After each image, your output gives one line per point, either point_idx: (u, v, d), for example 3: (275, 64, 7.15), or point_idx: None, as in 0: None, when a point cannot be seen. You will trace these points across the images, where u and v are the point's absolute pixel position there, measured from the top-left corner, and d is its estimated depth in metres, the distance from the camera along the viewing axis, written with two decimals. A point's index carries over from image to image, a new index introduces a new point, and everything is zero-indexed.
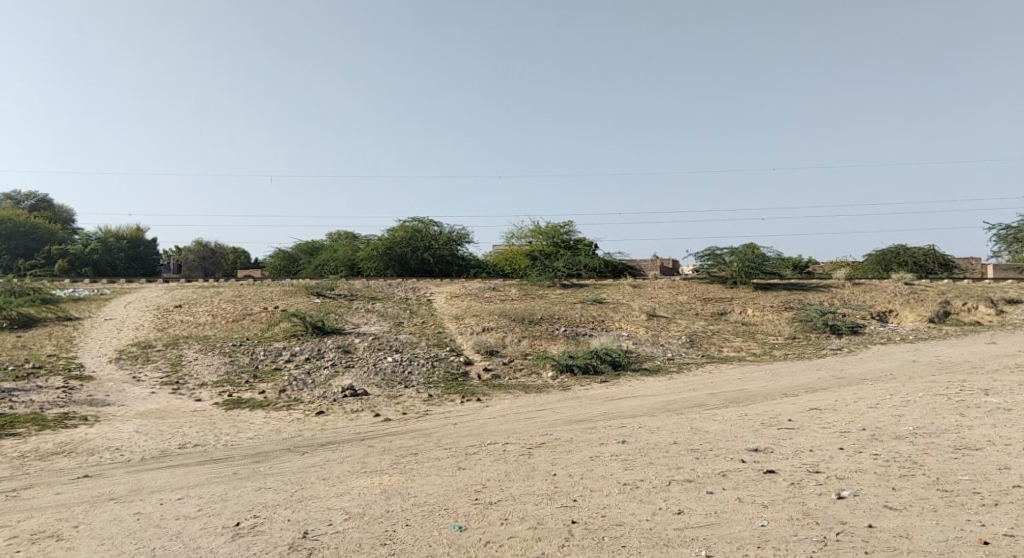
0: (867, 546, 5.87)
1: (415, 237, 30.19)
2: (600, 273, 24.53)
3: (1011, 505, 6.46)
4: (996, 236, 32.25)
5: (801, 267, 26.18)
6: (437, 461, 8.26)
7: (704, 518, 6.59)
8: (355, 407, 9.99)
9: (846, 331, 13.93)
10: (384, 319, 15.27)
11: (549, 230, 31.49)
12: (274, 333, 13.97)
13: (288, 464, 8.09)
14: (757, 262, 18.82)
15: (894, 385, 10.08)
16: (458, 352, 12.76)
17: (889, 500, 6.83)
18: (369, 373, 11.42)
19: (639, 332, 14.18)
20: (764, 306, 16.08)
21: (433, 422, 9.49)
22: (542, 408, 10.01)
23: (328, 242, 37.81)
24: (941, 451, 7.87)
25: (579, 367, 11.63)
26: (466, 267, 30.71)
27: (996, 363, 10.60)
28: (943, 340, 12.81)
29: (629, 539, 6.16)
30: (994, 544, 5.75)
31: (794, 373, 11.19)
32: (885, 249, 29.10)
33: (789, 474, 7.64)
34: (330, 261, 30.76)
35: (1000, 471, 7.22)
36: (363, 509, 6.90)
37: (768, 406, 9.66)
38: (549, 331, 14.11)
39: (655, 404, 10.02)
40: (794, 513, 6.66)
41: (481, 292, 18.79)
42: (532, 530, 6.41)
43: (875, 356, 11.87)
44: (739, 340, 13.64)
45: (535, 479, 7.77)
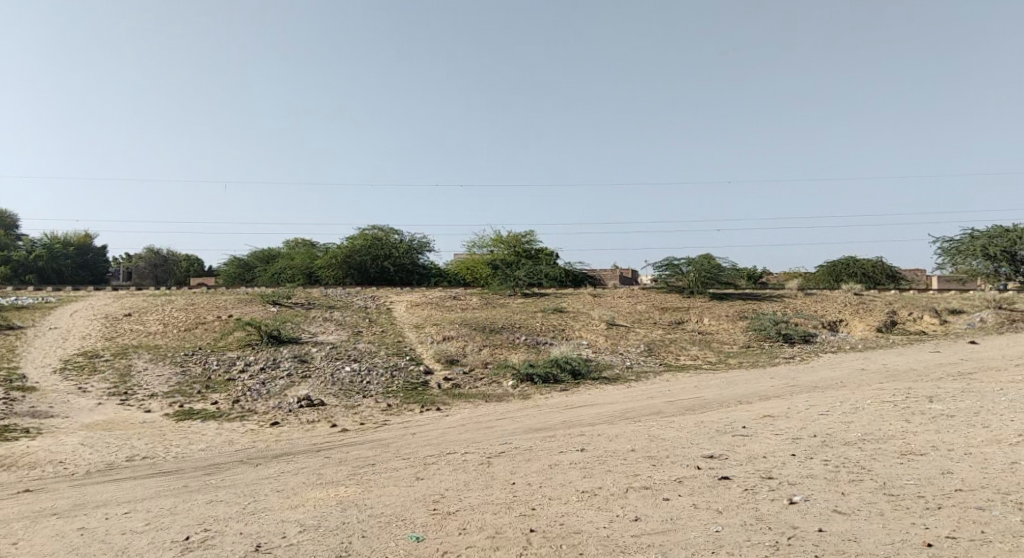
0: (818, 550, 6.00)
1: (375, 245, 30.07)
2: (562, 282, 24.75)
3: (953, 508, 6.69)
4: (940, 250, 33.49)
5: (755, 278, 26.82)
6: (395, 471, 8.18)
7: (661, 525, 6.67)
8: (311, 418, 9.82)
9: (799, 339, 14.27)
10: (343, 328, 15.07)
11: (511, 240, 31.67)
12: (228, 342, 13.67)
13: (242, 476, 7.91)
14: (713, 272, 19.14)
15: (843, 392, 10.34)
16: (418, 362, 12.67)
17: (838, 505, 7.00)
18: (326, 382, 11.26)
19: (599, 341, 14.28)
20: (721, 316, 16.38)
21: (392, 432, 9.39)
22: (502, 417, 9.99)
23: (286, 249, 37.32)
24: (888, 457, 8.10)
25: (540, 376, 11.64)
26: (427, 276, 30.68)
27: (939, 371, 10.97)
28: (889, 348, 13.23)
29: (587, 547, 6.19)
30: (938, 546, 5.95)
31: (748, 381, 11.40)
32: (837, 261, 29.98)
33: (743, 480, 7.78)
34: (286, 269, 30.39)
35: (944, 475, 7.48)
36: (320, 521, 6.79)
37: (723, 414, 9.81)
38: (510, 339, 14.12)
39: (614, 412, 10.09)
40: (747, 518, 6.78)
41: (442, 300, 18.70)
42: (490, 540, 6.39)
43: (826, 364, 12.17)
44: (696, 349, 13.86)
45: (495, 489, 7.75)
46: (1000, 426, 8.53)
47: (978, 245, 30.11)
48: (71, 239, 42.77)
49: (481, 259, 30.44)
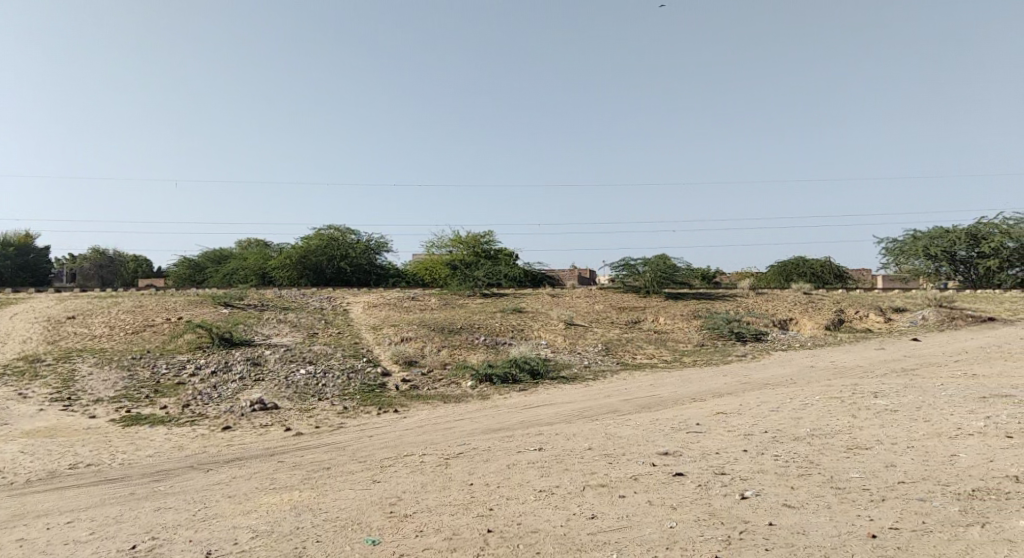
0: (768, 543, 6.15)
1: (331, 246, 29.79)
2: (521, 282, 24.84)
3: (896, 500, 6.92)
4: (884, 250, 34.73)
5: (709, 279, 27.40)
6: (351, 474, 8.09)
7: (617, 522, 6.74)
8: (264, 422, 9.64)
9: (750, 338, 14.60)
10: (297, 330, 14.83)
11: (470, 240, 31.49)
12: (178, 345, 13.33)
13: (191, 482, 7.72)
14: (669, 272, 19.46)
15: (794, 389, 10.60)
16: (376, 363, 12.54)
17: (788, 499, 7.17)
18: (280, 385, 11.06)
19: (557, 340, 14.37)
20: (676, 315, 16.64)
21: (348, 435, 9.26)
22: (460, 417, 9.95)
23: (239, 249, 36.55)
24: (835, 451, 8.34)
25: (498, 376, 11.65)
26: (385, 276, 30.44)
27: (884, 367, 11.35)
28: (837, 346, 13.62)
29: (544, 546, 6.22)
30: (881, 537, 6.15)
31: (702, 378, 11.60)
32: (787, 261, 30.80)
33: (697, 476, 7.92)
34: (239, 270, 29.83)
35: (888, 468, 7.74)
36: (272, 526, 6.68)
37: (677, 411, 9.95)
38: (469, 340, 14.10)
39: (572, 411, 10.13)
40: (700, 513, 6.90)
41: (399, 301, 18.55)
42: (446, 541, 6.37)
43: (777, 361, 12.47)
44: (651, 347, 14.05)
45: (452, 490, 7.72)
46: (940, 420, 8.86)
47: (920, 246, 31.32)
48: (10, 240, 41.01)
49: (439, 260, 30.24)
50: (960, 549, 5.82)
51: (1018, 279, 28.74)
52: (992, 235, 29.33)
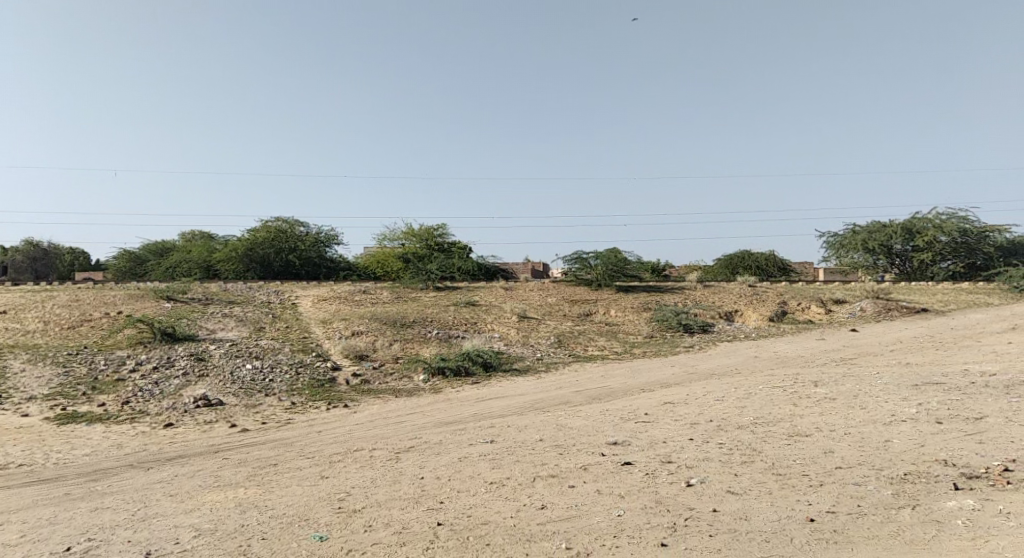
0: (712, 529, 6.30)
1: (278, 238, 29.30)
2: (475, 275, 24.84)
3: (834, 485, 7.18)
4: (826, 244, 35.97)
5: (659, 272, 27.94)
6: (299, 470, 7.97)
7: (566, 511, 6.82)
8: (209, 418, 9.43)
9: (698, 329, 14.90)
10: (243, 325, 14.51)
11: (423, 233, 31.38)
12: (117, 341, 12.90)
13: (131, 481, 7.50)
14: (620, 265, 19.72)
15: (739, 379, 10.87)
16: (326, 358, 12.38)
17: (731, 486, 7.36)
18: (225, 381, 10.82)
19: (511, 333, 14.41)
20: (627, 307, 16.89)
21: (296, 430, 9.11)
22: (412, 411, 9.89)
23: (181, 241, 35.49)
24: (777, 439, 8.59)
25: (451, 369, 11.62)
26: (335, 269, 30.08)
27: (824, 357, 11.74)
28: (780, 336, 14.04)
29: (494, 537, 6.25)
30: (819, 520, 6.37)
31: (651, 369, 11.78)
32: (732, 255, 31.57)
33: (645, 465, 8.07)
34: (181, 263, 29.04)
35: (826, 454, 8.02)
36: (216, 524, 6.55)
37: (627, 401, 10.10)
38: (421, 333, 14.04)
39: (524, 403, 10.18)
40: (648, 501, 7.03)
41: (350, 295, 18.33)
42: (396, 535, 6.34)
43: (723, 352, 12.78)
44: (602, 339, 14.22)
45: (402, 484, 7.69)
46: (875, 408, 9.22)
47: (859, 240, 32.47)
48: None
49: (391, 253, 30.08)
50: (891, 530, 6.07)
51: (949, 271, 30.04)
52: (925, 228, 30.54)
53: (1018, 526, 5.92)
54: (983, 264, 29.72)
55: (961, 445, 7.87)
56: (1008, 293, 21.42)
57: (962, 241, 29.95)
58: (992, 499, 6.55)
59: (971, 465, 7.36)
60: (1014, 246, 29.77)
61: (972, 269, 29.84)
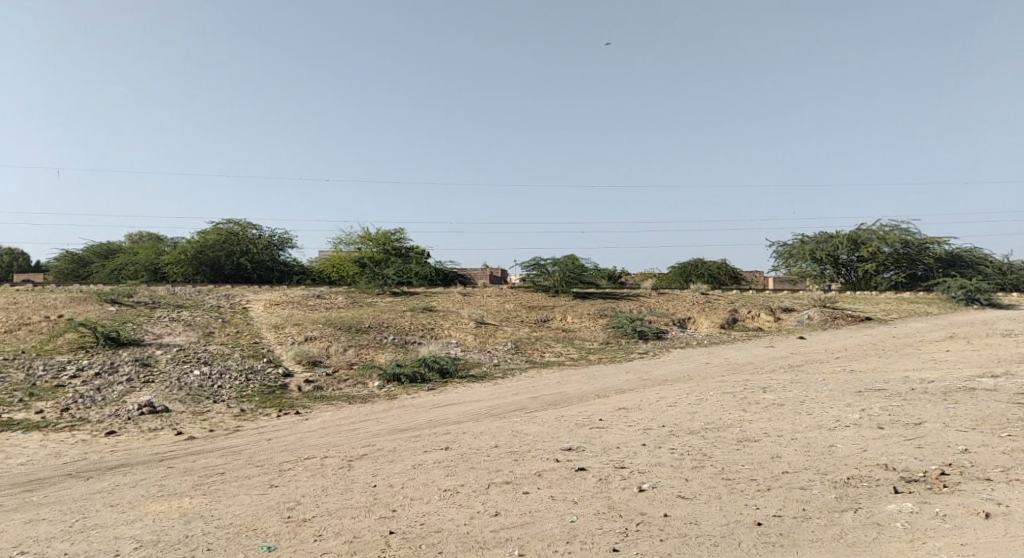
0: (662, 534, 6.39)
1: (230, 241, 28.79)
2: (432, 280, 24.79)
3: (780, 489, 7.36)
4: (776, 253, 36.94)
5: (614, 279, 28.33)
6: (247, 479, 7.81)
7: (520, 518, 6.83)
8: (154, 425, 9.17)
9: (652, 336, 15.13)
10: (191, 329, 14.15)
11: (380, 237, 30.97)
12: (57, 345, 12.43)
13: (69, 491, 7.23)
14: (577, 272, 19.90)
15: (691, 385, 11.06)
16: (277, 364, 12.17)
17: (682, 490, 7.48)
18: (172, 387, 10.53)
19: (468, 339, 14.40)
20: (583, 314, 17.04)
21: (245, 438, 8.91)
22: (366, 418, 9.78)
23: (127, 242, 34.51)
24: (727, 444, 8.76)
25: (407, 375, 11.55)
26: (289, 273, 29.73)
27: (772, 363, 12.05)
28: (731, 343, 14.36)
29: (446, 545, 6.23)
30: (766, 524, 6.52)
31: (605, 376, 11.90)
32: (686, 263, 32.15)
33: (598, 471, 8.14)
34: (128, 265, 28.39)
35: (773, 459, 8.22)
36: (159, 535, 6.37)
37: (582, 407, 10.17)
38: (377, 339, 13.93)
39: (480, 409, 10.16)
40: (601, 507, 7.09)
41: (303, 300, 18.04)
42: (346, 545, 6.26)
43: (675, 358, 12.98)
44: (559, 346, 14.31)
45: (354, 493, 7.60)
46: (821, 413, 9.50)
47: (807, 250, 33.47)
48: None
49: (347, 257, 29.66)
50: (835, 533, 6.25)
51: (891, 281, 31.18)
52: (870, 240, 31.46)
53: (953, 528, 6.16)
54: (924, 275, 30.68)
55: (901, 450, 8.16)
56: (946, 303, 22.35)
57: (904, 252, 30.93)
58: (929, 502, 6.80)
59: (910, 469, 7.63)
60: (952, 258, 30.76)
61: (914, 279, 30.80)
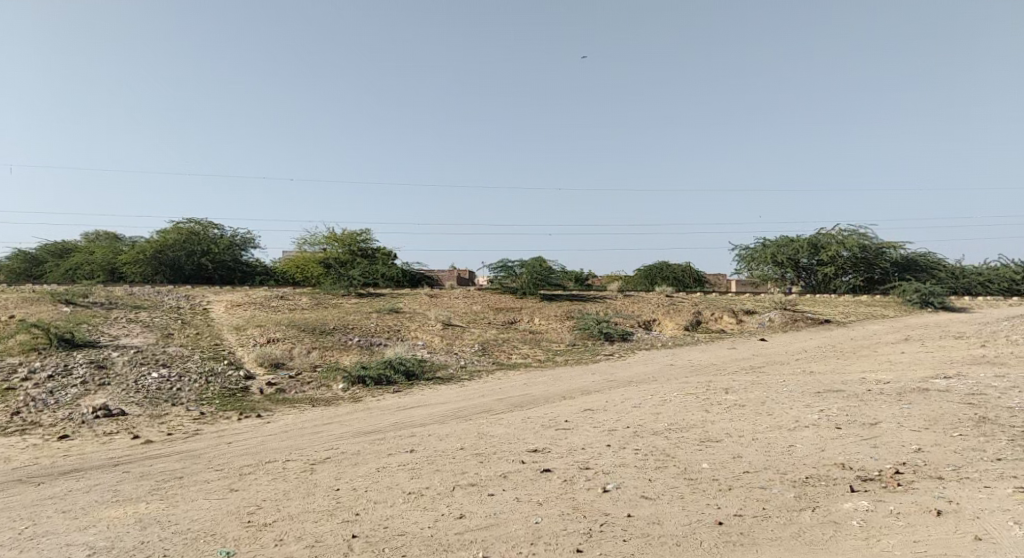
0: (624, 534, 6.45)
1: (191, 240, 28.25)
2: (398, 281, 24.67)
3: (741, 489, 7.49)
4: (739, 256, 37.58)
5: (581, 281, 28.52)
6: (205, 483, 7.66)
7: (484, 520, 6.83)
8: (109, 429, 8.95)
9: (618, 337, 15.26)
10: (149, 331, 13.84)
11: (346, 238, 30.62)
12: (7, 347, 12.02)
13: (18, 497, 7.01)
14: (545, 274, 20.00)
15: (655, 386, 11.19)
16: (238, 366, 11.98)
17: (645, 491, 7.56)
18: (128, 390, 10.28)
19: (435, 341, 14.36)
20: (550, 316, 17.12)
21: (204, 442, 8.75)
22: (329, 421, 9.68)
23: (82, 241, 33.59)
24: (689, 444, 8.88)
25: (372, 377, 11.47)
26: (251, 274, 29.30)
27: (734, 365, 12.26)
28: (694, 345, 14.57)
29: (410, 548, 6.20)
30: (727, 524, 6.63)
31: (570, 377, 11.97)
32: (652, 266, 32.53)
33: (563, 472, 8.19)
34: (83, 264, 27.68)
35: (735, 459, 8.36)
36: (113, 542, 6.22)
37: (548, 409, 10.21)
38: (342, 341, 13.81)
39: (445, 411, 10.14)
40: (565, 508, 7.13)
41: (266, 301, 17.79)
42: (308, 549, 6.19)
43: (640, 360, 13.12)
44: (526, 347, 14.36)
45: (316, 496, 7.51)
46: (781, 414, 9.69)
47: (769, 253, 34.15)
48: None
49: (311, 258, 29.35)
50: (793, 532, 6.38)
51: (849, 284, 31.97)
52: (829, 244, 32.19)
53: (907, 525, 6.34)
54: (880, 278, 31.54)
55: (858, 449, 8.37)
56: (901, 306, 23.00)
57: (862, 256, 31.72)
58: (884, 500, 6.99)
59: (867, 468, 7.84)
60: (907, 262, 31.66)
61: (871, 283, 31.64)
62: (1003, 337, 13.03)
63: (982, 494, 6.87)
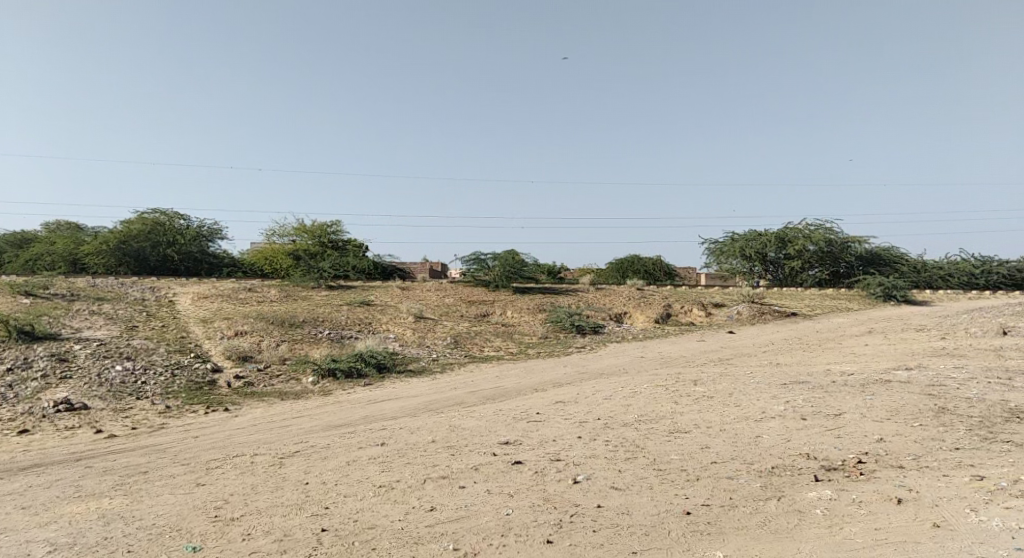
0: (594, 525, 6.52)
1: (156, 231, 27.72)
2: (370, 274, 24.52)
3: (709, 479, 7.61)
4: (709, 250, 38.06)
5: (554, 274, 28.64)
6: (171, 478, 7.55)
7: (455, 512, 6.85)
8: (71, 424, 8.76)
9: (589, 330, 15.36)
10: (113, 324, 13.55)
11: (316, 229, 30.13)
12: None
13: None
14: (517, 267, 20.05)
15: (626, 378, 11.30)
16: (205, 359, 11.80)
17: (615, 481, 7.65)
18: (91, 384, 10.07)
19: (407, 334, 14.31)
20: (523, 308, 17.18)
21: (170, 436, 8.61)
22: (299, 414, 9.60)
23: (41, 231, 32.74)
24: (659, 436, 8.99)
25: (343, 371, 11.40)
26: (219, 265, 28.87)
27: (702, 357, 12.44)
28: (664, 338, 14.75)
29: (380, 541, 6.19)
30: (694, 513, 6.73)
31: (542, 370, 12.03)
32: (623, 259, 32.77)
33: (534, 464, 8.24)
34: (43, 255, 27.02)
35: (703, 450, 8.49)
36: (75, 538, 6.10)
37: (519, 401, 10.25)
38: (312, 334, 13.69)
39: (417, 404, 10.12)
40: (536, 499, 7.18)
41: (235, 293, 17.52)
42: (276, 543, 6.15)
43: (611, 352, 13.24)
44: (498, 340, 14.39)
45: (285, 490, 7.46)
46: (748, 405, 9.86)
47: (738, 247, 34.62)
48: None
49: (280, 250, 28.91)
50: (758, 521, 6.51)
51: (815, 278, 32.59)
52: (797, 238, 32.75)
53: (867, 513, 6.51)
54: (846, 272, 32.22)
55: (822, 440, 8.56)
56: (865, 299, 23.54)
57: (828, 250, 32.32)
58: (847, 489, 7.16)
59: (830, 457, 8.02)
60: (872, 256, 32.34)
61: (836, 277, 32.27)
62: (962, 330, 13.41)
63: (940, 482, 7.08)
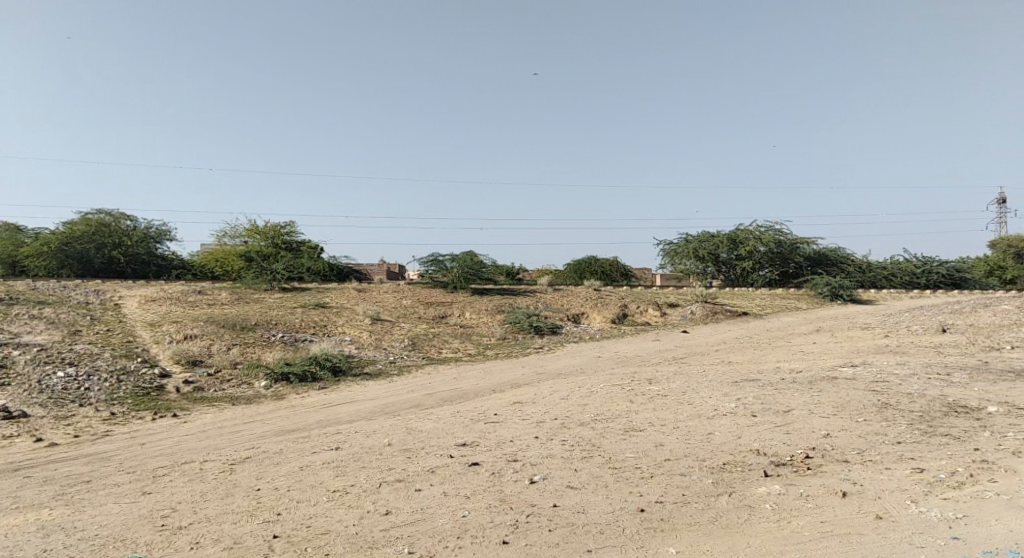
0: (550, 524, 6.58)
1: (101, 232, 26.89)
2: (326, 275, 24.23)
3: (663, 476, 7.75)
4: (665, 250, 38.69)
5: (512, 275, 28.71)
6: (116, 487, 7.34)
7: (411, 516, 6.83)
8: (9, 432, 8.43)
9: (548, 330, 15.46)
10: (55, 328, 13.07)
11: (269, 230, 29.67)
12: None
13: None
14: (477, 268, 20.08)
15: (583, 378, 11.42)
16: (152, 364, 11.49)
17: (571, 480, 7.73)
18: (31, 391, 9.71)
19: (363, 336, 14.20)
20: (481, 309, 17.22)
21: (114, 444, 8.37)
22: (252, 419, 9.43)
23: None
24: (614, 434, 9.12)
25: (297, 374, 11.25)
26: (168, 267, 28.15)
27: (657, 356, 12.65)
28: (620, 337, 14.97)
29: (334, 546, 6.14)
30: (648, 510, 6.86)
31: (501, 371, 12.07)
32: (580, 260, 33.09)
33: (491, 465, 8.27)
34: None
35: (657, 447, 8.65)
36: (11, 552, 5.88)
37: (477, 403, 10.27)
38: (265, 337, 13.46)
39: (373, 407, 10.05)
40: (493, 501, 7.21)
41: (184, 296, 17.10)
42: (226, 552, 6.04)
43: (567, 353, 13.36)
44: (456, 341, 14.38)
45: (236, 497, 7.32)
46: (700, 404, 10.07)
47: (692, 248, 35.29)
48: None
49: (232, 251, 28.34)
50: (709, 517, 6.66)
51: (766, 278, 33.41)
52: (748, 239, 33.58)
53: (814, 507, 6.73)
54: (795, 272, 33.17)
55: (771, 436, 8.80)
56: (812, 299, 24.30)
57: (778, 250, 33.25)
58: (795, 483, 7.38)
59: (779, 453, 8.26)
60: (819, 257, 33.41)
61: (786, 277, 33.25)
62: (903, 328, 13.97)
63: (883, 475, 7.36)
